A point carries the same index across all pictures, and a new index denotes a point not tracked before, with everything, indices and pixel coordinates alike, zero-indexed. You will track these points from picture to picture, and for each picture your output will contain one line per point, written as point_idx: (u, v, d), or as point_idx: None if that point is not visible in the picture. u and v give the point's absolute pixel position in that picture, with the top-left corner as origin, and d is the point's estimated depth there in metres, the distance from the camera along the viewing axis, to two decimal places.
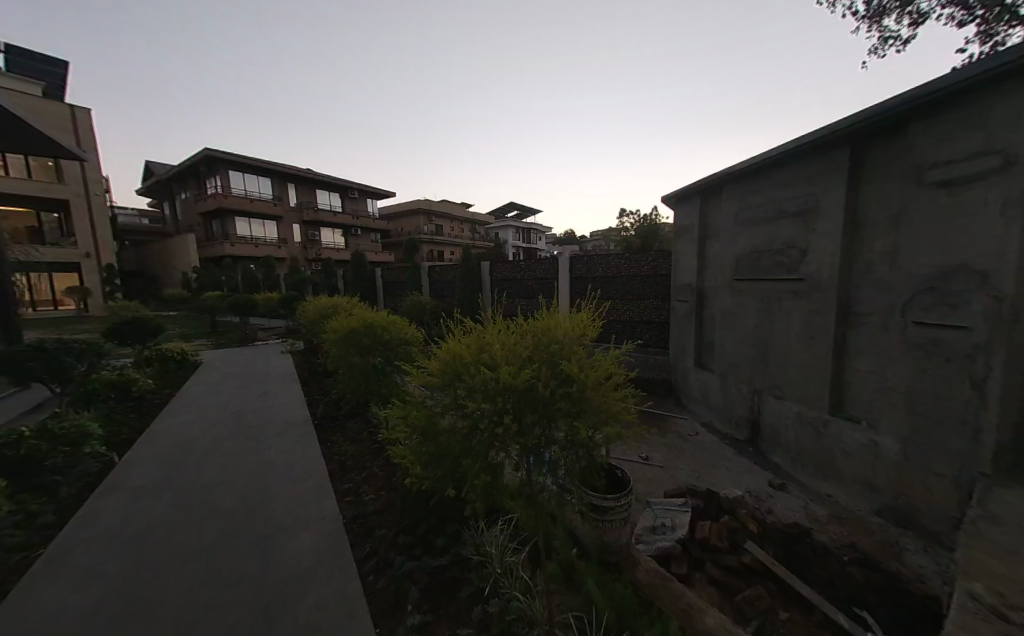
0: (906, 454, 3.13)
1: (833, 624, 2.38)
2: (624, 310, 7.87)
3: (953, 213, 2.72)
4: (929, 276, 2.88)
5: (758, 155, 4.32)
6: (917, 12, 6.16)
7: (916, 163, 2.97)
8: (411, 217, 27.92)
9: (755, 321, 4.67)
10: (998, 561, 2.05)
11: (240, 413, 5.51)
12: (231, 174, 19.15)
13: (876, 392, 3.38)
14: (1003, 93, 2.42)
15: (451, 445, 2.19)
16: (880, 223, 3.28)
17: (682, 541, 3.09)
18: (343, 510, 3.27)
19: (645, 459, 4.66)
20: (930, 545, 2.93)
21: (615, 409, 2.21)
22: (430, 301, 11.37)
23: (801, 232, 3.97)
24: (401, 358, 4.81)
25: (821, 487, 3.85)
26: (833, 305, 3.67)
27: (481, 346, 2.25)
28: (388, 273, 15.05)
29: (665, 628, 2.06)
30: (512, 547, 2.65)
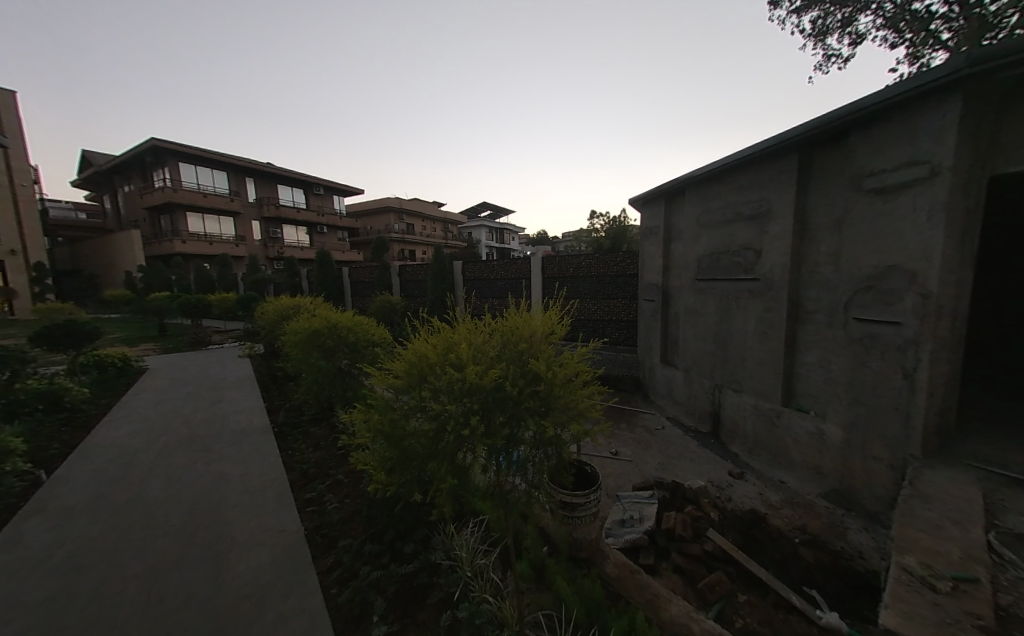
0: (848, 441, 3.39)
1: (786, 603, 2.54)
2: (593, 309, 8.02)
3: (888, 218, 2.96)
4: (867, 276, 3.14)
5: (716, 161, 4.53)
6: (856, 33, 6.72)
7: (855, 172, 3.22)
8: (381, 215, 27.18)
9: (716, 319, 4.89)
10: (927, 536, 2.25)
11: (191, 421, 5.12)
12: (182, 166, 17.84)
13: (822, 384, 3.64)
14: (927, 109, 2.67)
15: (417, 447, 2.12)
16: (825, 227, 3.53)
17: (649, 533, 3.19)
18: (306, 521, 3.11)
19: (615, 454, 4.78)
20: (869, 524, 3.19)
21: (583, 407, 2.23)
22: (399, 301, 11.06)
23: (755, 234, 4.22)
24: (367, 359, 4.66)
25: (775, 474, 4.09)
26: (784, 303, 3.91)
27: (447, 346, 2.20)
28: (356, 273, 14.54)
29: (631, 619, 2.11)
30: (482, 549, 2.62)
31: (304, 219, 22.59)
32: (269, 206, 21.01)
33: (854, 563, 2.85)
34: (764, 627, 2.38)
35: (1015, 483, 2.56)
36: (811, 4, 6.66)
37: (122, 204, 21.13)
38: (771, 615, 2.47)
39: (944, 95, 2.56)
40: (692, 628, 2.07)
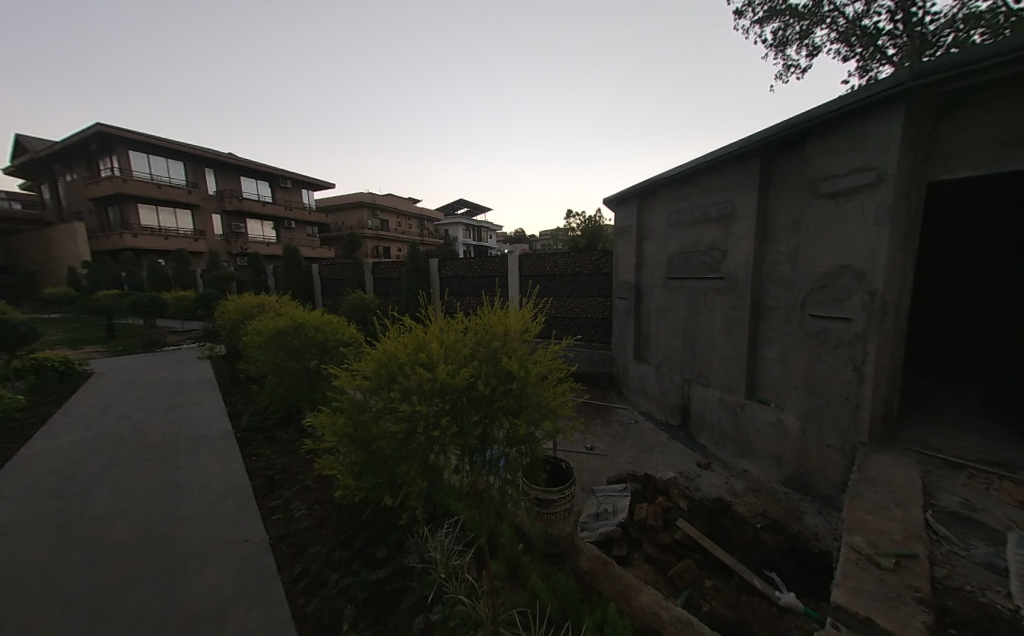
0: (805, 430, 3.60)
1: (749, 586, 2.67)
2: (569, 307, 8.11)
3: (840, 221, 3.16)
4: (822, 275, 3.33)
5: (686, 163, 4.67)
6: (813, 45, 7.10)
7: (811, 176, 3.41)
8: (354, 211, 26.34)
9: (685, 316, 5.06)
10: (873, 517, 2.43)
11: (144, 428, 4.77)
12: (132, 155, 16.58)
13: (781, 377, 3.84)
14: (875, 119, 2.86)
15: (387, 450, 2.06)
16: (785, 228, 3.72)
17: (622, 525, 3.27)
18: (271, 529, 2.96)
19: (590, 449, 4.86)
20: (823, 507, 3.40)
21: (556, 404, 2.24)
22: (372, 299, 10.77)
23: (721, 235, 4.39)
24: (337, 360, 4.50)
25: (740, 463, 4.29)
26: (748, 301, 4.10)
27: (418, 346, 2.15)
28: (326, 270, 14.02)
29: (603, 612, 2.14)
30: (457, 549, 2.59)
31: (270, 213, 21.53)
32: (231, 199, 19.87)
33: (810, 544, 3.04)
34: (729, 610, 2.49)
35: (947, 465, 2.81)
36: (773, 15, 6.98)
37: (64, 194, 19.37)
38: (735, 598, 2.59)
39: (889, 106, 2.75)
40: (661, 616, 2.13)
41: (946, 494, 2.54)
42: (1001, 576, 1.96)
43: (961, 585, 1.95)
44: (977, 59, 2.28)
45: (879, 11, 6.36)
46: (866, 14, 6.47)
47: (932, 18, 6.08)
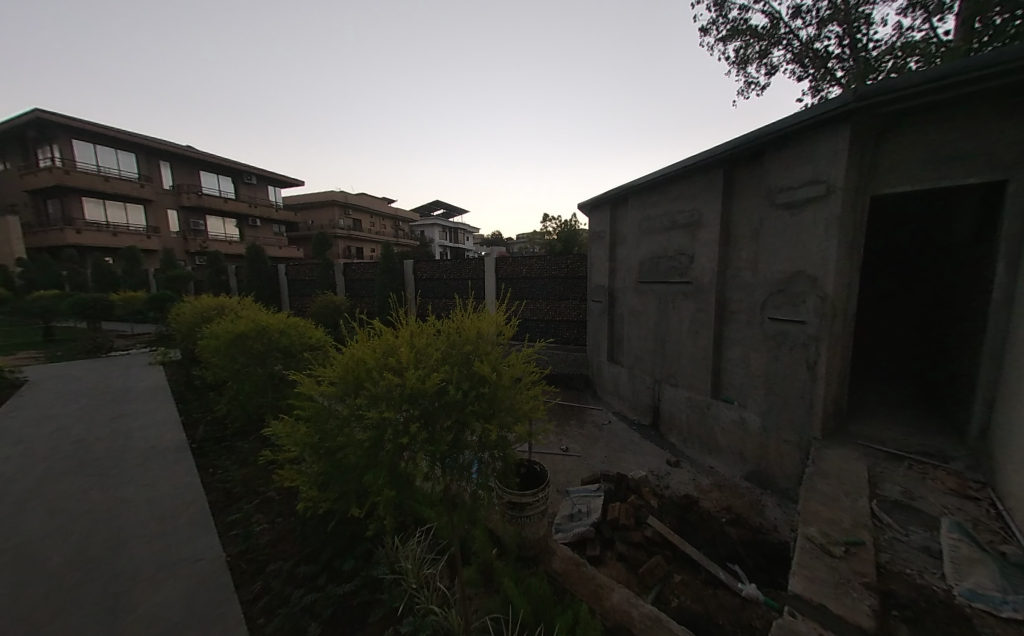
0: (765, 427, 3.80)
1: (714, 579, 2.77)
2: (545, 310, 8.17)
3: (795, 229, 3.36)
4: (779, 280, 3.54)
5: (655, 171, 4.84)
6: (770, 65, 7.56)
7: (770, 187, 3.61)
8: (325, 209, 25.44)
9: (655, 319, 5.23)
10: (825, 507, 2.59)
11: (84, 441, 4.36)
12: (76, 144, 15.29)
13: (744, 377, 4.04)
14: (824, 136, 3.08)
15: (353, 459, 1.98)
16: (746, 236, 3.93)
17: (595, 525, 3.33)
18: (227, 546, 2.77)
19: (565, 450, 4.90)
20: (782, 500, 3.60)
21: (529, 407, 2.24)
22: (343, 300, 10.41)
23: (689, 241, 4.57)
24: (304, 364, 4.31)
25: (706, 460, 4.47)
26: (713, 305, 4.28)
27: (387, 350, 2.08)
28: (294, 271, 13.44)
29: (575, 614, 2.15)
30: (429, 558, 2.53)
31: (234, 210, 20.42)
32: (190, 194, 18.69)
33: (770, 536, 3.20)
34: (696, 603, 2.58)
35: (890, 457, 3.04)
36: (735, 33, 7.37)
37: None
38: (702, 592, 2.68)
39: (837, 124, 2.97)
40: (632, 614, 2.17)
41: (889, 484, 2.75)
42: (935, 558, 2.15)
43: (901, 568, 2.11)
44: (911, 84, 2.51)
45: (828, 36, 6.87)
46: (818, 38, 6.97)
47: (874, 45, 6.63)
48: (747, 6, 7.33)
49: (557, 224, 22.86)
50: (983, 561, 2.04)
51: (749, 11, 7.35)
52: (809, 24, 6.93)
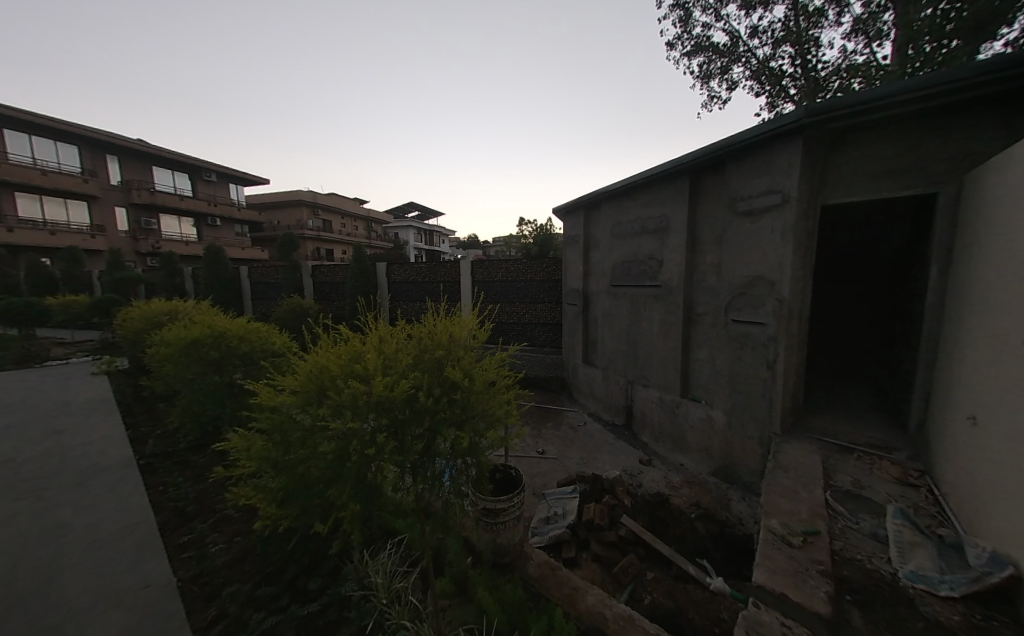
0: (730, 424, 3.96)
1: (684, 574, 2.85)
2: (521, 313, 8.19)
3: (755, 236, 3.55)
4: (741, 284, 3.71)
5: (625, 178, 4.98)
6: (731, 80, 8.00)
7: (731, 196, 3.80)
8: (293, 209, 24.41)
9: (627, 321, 5.36)
10: (783, 499, 2.73)
11: (10, 460, 3.92)
12: (7, 134, 13.93)
13: (710, 377, 4.20)
14: (779, 149, 3.28)
15: (316, 472, 1.89)
16: (710, 241, 4.11)
17: (570, 526, 3.36)
18: (178, 570, 2.56)
19: (542, 452, 4.92)
20: (746, 494, 3.77)
21: (502, 411, 2.21)
22: (310, 304, 9.98)
23: (658, 246, 4.73)
24: (267, 372, 4.09)
25: (677, 457, 4.61)
26: (681, 307, 4.44)
27: (353, 356, 2.01)
28: (258, 273, 12.78)
29: (550, 619, 2.14)
30: (401, 570, 2.45)
31: (191, 208, 19.20)
32: (141, 190, 17.44)
33: (736, 529, 3.34)
34: (667, 599, 2.64)
35: (841, 449, 3.24)
36: (699, 49, 7.75)
37: None
38: (673, 587, 2.75)
39: (788, 139, 3.19)
40: (605, 615, 2.19)
41: (841, 475, 2.94)
42: (881, 544, 2.31)
43: (853, 555, 2.26)
44: (854, 103, 2.73)
45: (782, 56, 7.34)
46: (773, 57, 7.43)
47: (822, 66, 7.15)
48: (709, 24, 7.72)
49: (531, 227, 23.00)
50: (923, 544, 2.22)
51: (711, 28, 7.74)
52: (765, 44, 7.39)
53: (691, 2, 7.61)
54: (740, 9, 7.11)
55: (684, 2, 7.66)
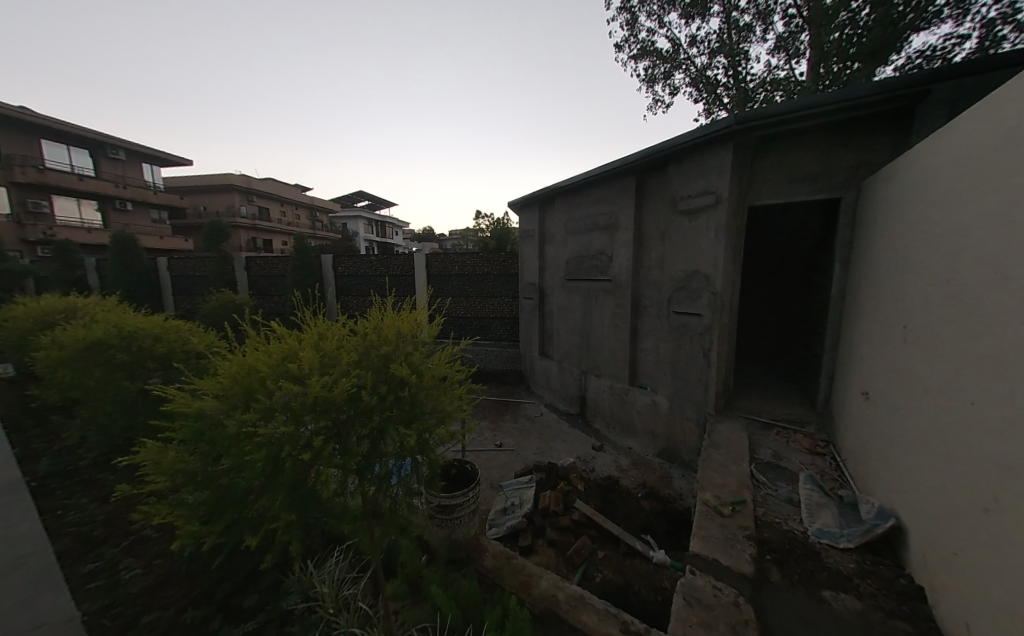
0: (672, 408, 4.26)
1: (632, 550, 3.05)
2: (477, 307, 8.13)
3: (693, 234, 3.82)
4: (681, 278, 3.98)
5: (576, 175, 5.09)
6: (673, 86, 8.46)
7: (673, 195, 4.03)
8: (224, 195, 22.04)
9: (581, 314, 5.53)
10: (716, 474, 3.01)
11: None
12: None
13: (655, 365, 4.48)
14: (713, 153, 3.53)
15: (247, 480, 1.74)
16: (655, 237, 4.34)
17: (526, 515, 3.45)
18: (81, 602, 2.22)
19: (499, 445, 4.95)
20: (686, 471, 4.10)
21: (453, 406, 2.16)
22: (245, 299, 9.10)
23: (608, 241, 4.93)
24: (191, 375, 3.68)
25: (626, 442, 4.89)
26: (630, 300, 4.66)
27: (285, 355, 1.86)
28: (181, 265, 11.41)
29: (504, 608, 2.17)
30: (350, 577, 2.34)
31: (92, 189, 16.57)
32: (26, 168, 14.73)
33: (677, 504, 3.63)
34: (617, 575, 2.81)
35: (765, 425, 3.63)
36: (645, 53, 8.09)
37: None
38: (622, 563, 2.92)
39: (721, 144, 3.44)
40: (558, 597, 2.26)
41: (764, 449, 3.29)
42: (795, 507, 2.64)
43: (772, 519, 2.55)
44: (778, 113, 2.99)
45: (717, 66, 7.89)
46: (709, 67, 7.97)
47: (751, 79, 7.79)
48: (653, 29, 8.08)
49: (486, 219, 22.66)
50: (826, 505, 2.57)
51: (655, 34, 8.12)
52: (702, 54, 7.90)
53: (636, 7, 7.90)
54: (680, 17, 7.50)
55: (630, 6, 7.93)
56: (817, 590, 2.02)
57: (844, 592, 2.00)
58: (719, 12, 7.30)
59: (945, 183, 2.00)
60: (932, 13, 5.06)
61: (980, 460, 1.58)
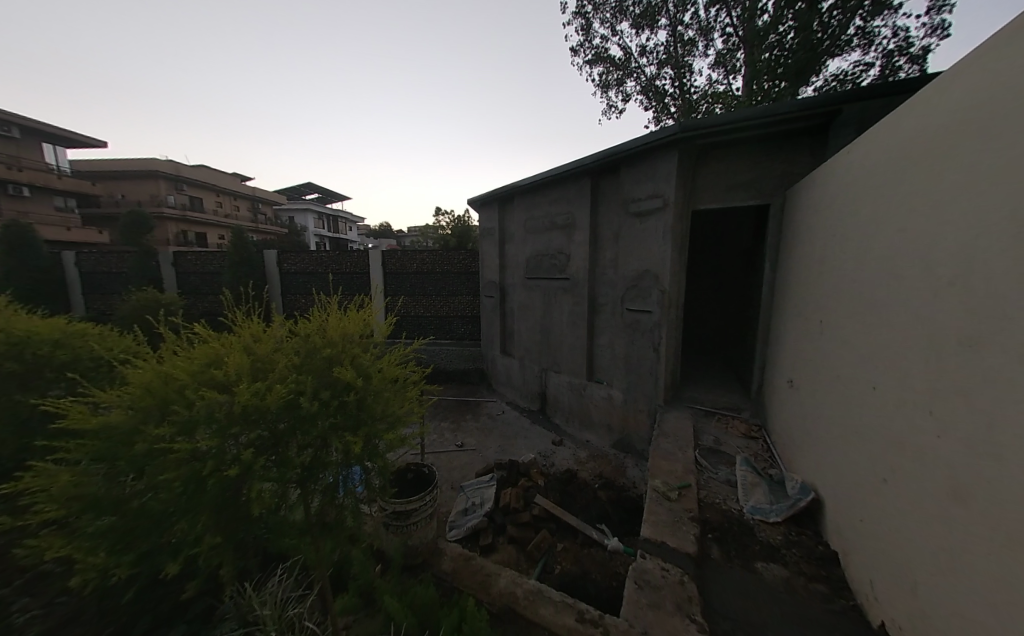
0: (625, 402, 4.46)
1: (589, 539, 3.16)
2: (437, 306, 7.97)
3: (643, 235, 4.01)
4: (633, 277, 4.16)
5: (534, 175, 5.13)
6: (625, 93, 8.80)
7: (625, 197, 4.19)
8: (149, 182, 19.71)
9: (540, 312, 5.62)
10: (664, 461, 3.19)
11: None
12: None
13: (610, 360, 4.65)
14: (660, 158, 3.71)
15: (168, 499, 1.57)
16: (609, 238, 4.50)
17: (487, 514, 3.45)
18: None
19: (460, 445, 4.91)
20: (639, 460, 4.32)
21: (404, 408, 2.08)
22: (172, 299, 8.21)
23: (566, 241, 5.04)
24: (96, 386, 3.24)
25: (584, 435, 5.05)
26: (587, 299, 4.80)
27: (210, 361, 1.69)
28: (93, 260, 10.04)
29: (461, 610, 2.15)
30: (296, 595, 2.19)
31: None
32: None
33: (631, 491, 3.81)
34: (574, 565, 2.89)
35: (709, 413, 3.91)
36: (598, 59, 8.35)
37: None
38: (579, 553, 3.01)
39: (667, 150, 3.63)
40: (516, 593, 2.28)
41: (708, 435, 3.54)
42: (732, 487, 2.87)
43: (713, 500, 2.75)
44: (718, 124, 3.21)
45: (665, 76, 8.33)
46: (657, 77, 8.39)
47: (694, 91, 8.30)
48: (606, 37, 8.35)
49: (445, 216, 22.22)
50: (759, 484, 2.81)
51: (608, 41, 8.39)
52: (651, 64, 8.29)
53: (591, 13, 8.12)
54: (631, 27, 7.82)
55: (584, 12, 8.14)
56: (750, 562, 2.22)
57: (773, 562, 2.21)
58: (666, 25, 7.71)
59: (856, 191, 2.23)
60: (843, 41, 5.85)
61: (885, 439, 1.77)
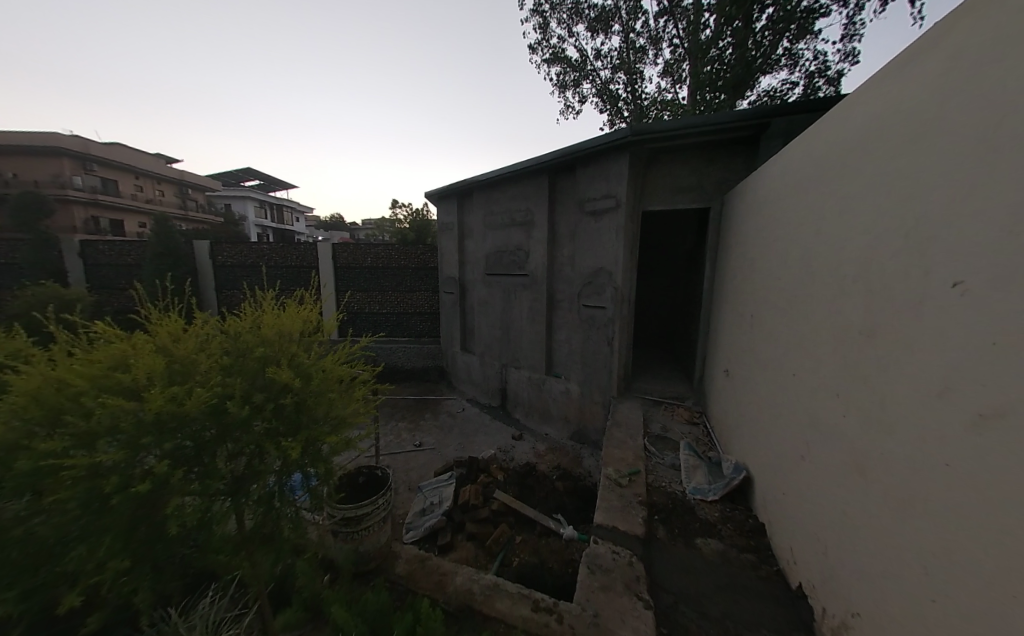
0: (582, 394, 4.61)
1: (546, 530, 3.24)
2: (394, 303, 7.71)
3: (598, 233, 4.14)
4: (589, 274, 4.29)
5: (493, 170, 5.10)
6: (581, 93, 8.98)
7: (582, 197, 4.30)
8: (49, 160, 17.07)
9: (501, 308, 5.62)
10: (617, 449, 3.35)
11: None
12: None
13: (567, 355, 4.78)
14: (614, 160, 3.84)
15: (65, 522, 1.38)
16: (566, 235, 4.60)
17: (445, 513, 3.42)
18: None
19: (418, 445, 4.81)
20: (594, 450, 4.49)
21: (348, 408, 1.97)
22: (80, 294, 7.21)
23: (525, 238, 5.07)
24: None
25: (543, 428, 5.16)
26: (546, 295, 4.88)
27: (114, 366, 1.50)
28: None
29: (415, 613, 2.10)
30: (233, 615, 2.03)
31: None
32: None
33: (586, 481, 3.95)
34: (532, 556, 2.95)
35: (658, 403, 4.15)
36: (556, 59, 8.44)
37: None
38: (537, 544, 3.08)
39: (620, 152, 3.77)
40: (472, 589, 2.27)
41: (656, 423, 3.76)
42: (677, 471, 3.07)
43: (660, 483, 2.93)
44: (666, 129, 3.37)
45: (618, 81, 8.62)
46: (611, 81, 8.66)
47: (645, 97, 8.69)
48: (563, 37, 8.47)
49: (403, 210, 21.46)
50: (700, 466, 3.04)
51: (565, 42, 8.51)
52: (606, 67, 8.54)
53: (547, 12, 8.18)
54: (586, 30, 7.99)
55: (542, 11, 8.18)
56: (691, 539, 2.39)
57: (710, 537, 2.40)
58: (619, 31, 7.97)
59: (780, 196, 2.45)
60: (773, 60, 6.41)
61: (802, 419, 1.99)
